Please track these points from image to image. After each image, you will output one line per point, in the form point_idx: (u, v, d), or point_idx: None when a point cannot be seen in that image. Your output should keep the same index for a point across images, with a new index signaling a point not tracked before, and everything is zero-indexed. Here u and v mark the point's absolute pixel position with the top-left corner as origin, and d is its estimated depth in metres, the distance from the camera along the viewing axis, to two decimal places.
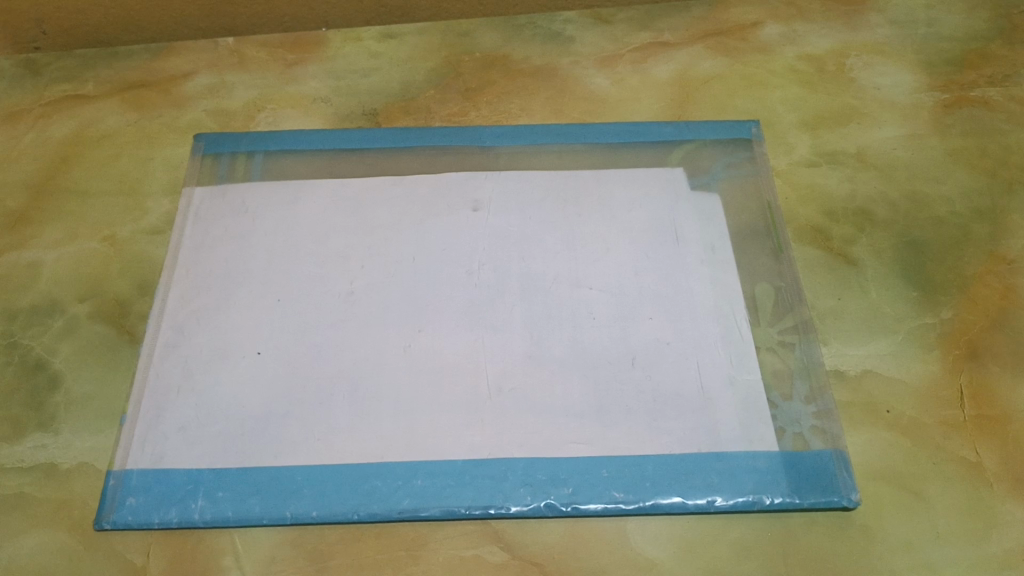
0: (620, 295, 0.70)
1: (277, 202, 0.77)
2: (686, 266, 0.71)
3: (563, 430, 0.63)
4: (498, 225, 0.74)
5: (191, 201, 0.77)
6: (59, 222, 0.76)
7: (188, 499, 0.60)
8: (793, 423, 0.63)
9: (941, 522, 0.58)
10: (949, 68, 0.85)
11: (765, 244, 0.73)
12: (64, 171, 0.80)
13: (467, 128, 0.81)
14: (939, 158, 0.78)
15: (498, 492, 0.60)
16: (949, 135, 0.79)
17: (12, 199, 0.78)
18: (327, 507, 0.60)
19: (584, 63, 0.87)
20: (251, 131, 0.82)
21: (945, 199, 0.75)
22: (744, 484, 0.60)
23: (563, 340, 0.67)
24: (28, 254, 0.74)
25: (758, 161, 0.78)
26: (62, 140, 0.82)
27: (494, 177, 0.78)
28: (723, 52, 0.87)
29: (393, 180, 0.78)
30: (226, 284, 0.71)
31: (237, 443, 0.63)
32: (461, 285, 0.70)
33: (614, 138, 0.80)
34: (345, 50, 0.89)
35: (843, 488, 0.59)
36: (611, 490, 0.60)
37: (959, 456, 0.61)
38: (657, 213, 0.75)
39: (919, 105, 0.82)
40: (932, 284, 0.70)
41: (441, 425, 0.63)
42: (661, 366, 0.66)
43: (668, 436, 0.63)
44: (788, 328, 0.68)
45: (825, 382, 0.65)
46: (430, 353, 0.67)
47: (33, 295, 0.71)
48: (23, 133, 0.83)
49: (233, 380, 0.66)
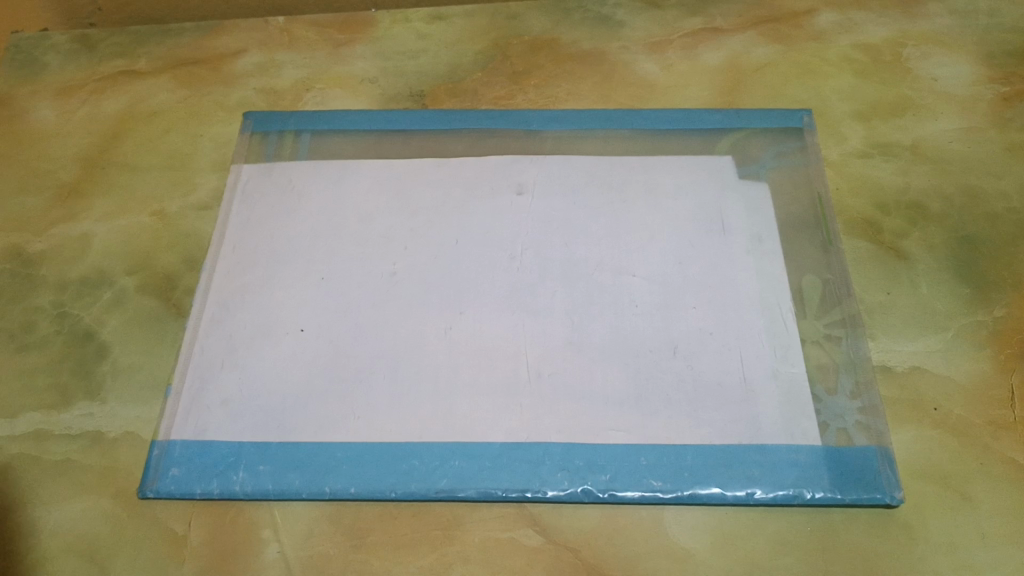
0: (664, 282, 0.69)
1: (323, 180, 0.77)
2: (731, 256, 0.70)
3: (602, 417, 0.62)
4: (542, 209, 0.74)
5: (238, 178, 0.77)
6: (111, 195, 0.77)
7: (228, 471, 0.61)
8: (838, 418, 0.62)
9: (986, 523, 0.57)
10: (1010, 60, 0.82)
11: (814, 235, 0.71)
12: (116, 146, 0.81)
13: (514, 111, 0.81)
14: (996, 152, 0.76)
15: (535, 476, 0.60)
16: (1009, 129, 0.77)
17: (65, 172, 0.79)
18: (365, 484, 0.60)
19: (634, 48, 0.86)
20: (299, 110, 0.82)
21: (1001, 194, 0.73)
22: (785, 477, 0.59)
23: (604, 327, 0.67)
24: (79, 227, 0.75)
25: (809, 151, 0.76)
26: (114, 115, 0.83)
27: (539, 162, 0.77)
28: (776, 39, 0.86)
29: (438, 162, 0.78)
30: (272, 261, 0.72)
31: (277, 419, 0.63)
32: (502, 269, 0.70)
33: (662, 125, 0.79)
34: (394, 31, 0.89)
35: (887, 485, 0.58)
36: (649, 479, 0.59)
37: (1007, 458, 0.59)
38: (702, 202, 0.74)
39: (978, 97, 0.80)
40: (985, 281, 0.68)
41: (479, 408, 0.63)
42: (703, 356, 0.65)
43: (708, 427, 0.62)
44: (836, 322, 0.66)
45: (872, 377, 0.63)
46: (470, 336, 0.66)
47: (83, 266, 0.73)
48: (77, 108, 0.84)
49: (275, 357, 0.67)
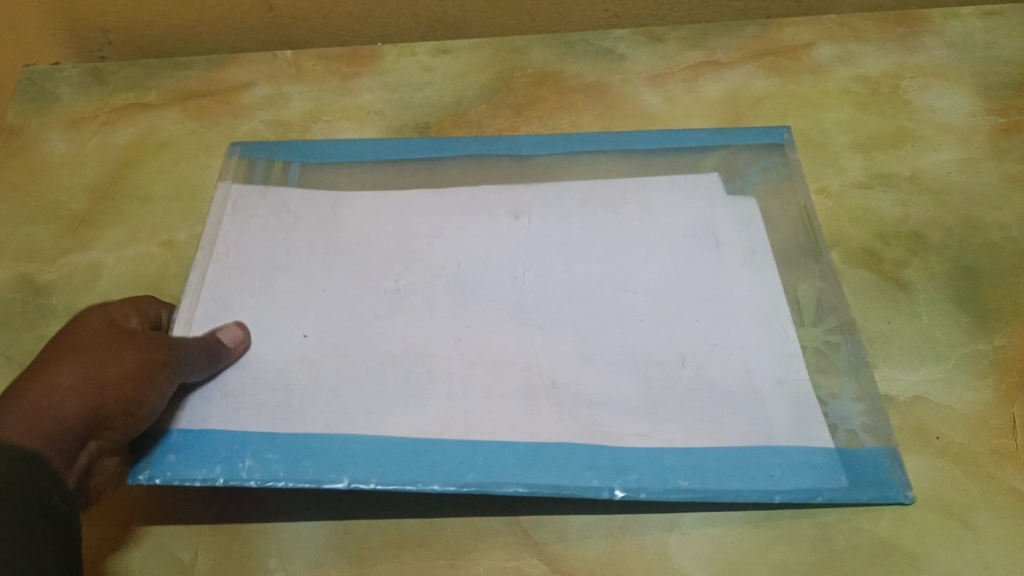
0: (663, 298, 0.70)
1: (320, 207, 0.78)
2: (727, 270, 0.72)
3: (619, 424, 0.63)
4: (539, 232, 0.75)
5: (228, 195, 0.78)
6: (120, 225, 0.78)
7: (234, 458, 0.61)
8: (843, 420, 0.63)
9: (990, 552, 0.57)
10: (1007, 92, 0.84)
11: (804, 245, 0.73)
12: (126, 177, 0.82)
13: (505, 136, 0.82)
14: (995, 183, 0.77)
15: (566, 474, 0.60)
16: (1007, 160, 0.78)
17: (76, 203, 0.80)
18: (384, 476, 0.59)
19: (636, 80, 0.87)
20: (295, 141, 0.83)
21: (1001, 225, 0.74)
22: (803, 478, 0.60)
23: (613, 344, 0.67)
24: (88, 256, 0.76)
25: (792, 167, 0.78)
26: (125, 146, 0.85)
27: (532, 188, 0.78)
28: (775, 72, 0.87)
29: (434, 192, 0.79)
30: (270, 274, 0.73)
31: (285, 405, 0.64)
32: (505, 288, 0.71)
33: (644, 145, 0.81)
34: (400, 64, 0.90)
35: (898, 485, 0.60)
36: (677, 479, 0.60)
37: (1011, 487, 0.60)
38: (694, 220, 0.75)
39: (975, 128, 0.81)
40: (985, 310, 0.69)
41: (495, 411, 0.64)
42: (710, 367, 0.66)
43: (722, 433, 0.62)
44: (833, 328, 0.68)
45: (873, 386, 0.64)
46: (481, 347, 0.67)
47: (93, 295, 0.73)
48: (88, 139, 0.85)
49: (278, 360, 0.67)
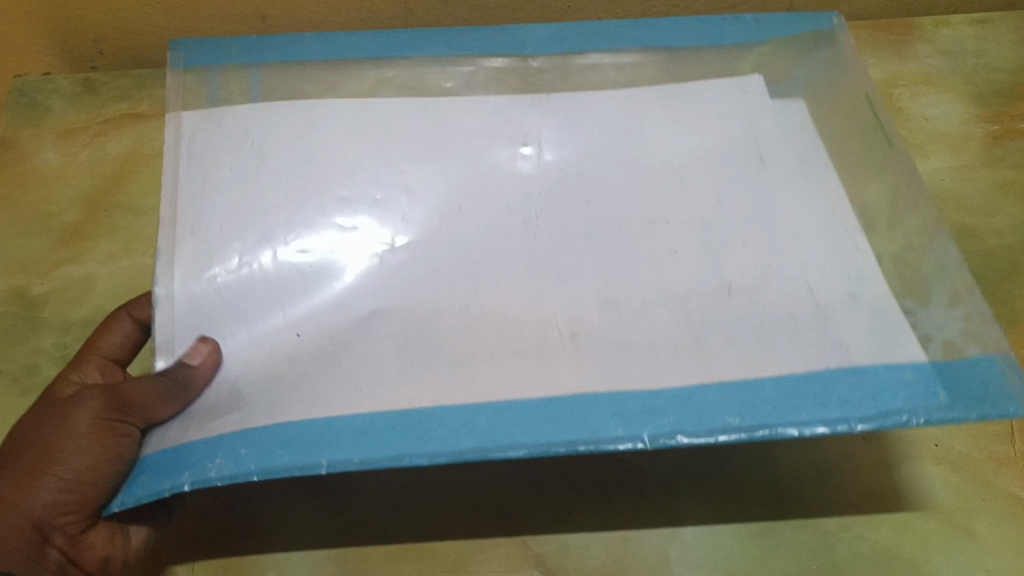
0: (705, 223, 0.59)
1: (291, 128, 0.64)
2: (775, 185, 0.61)
3: (652, 363, 0.51)
4: (557, 164, 0.63)
5: (180, 132, 0.63)
6: (113, 238, 0.78)
7: (203, 458, 0.48)
8: (937, 330, 0.54)
9: (991, 559, 0.57)
10: (998, 99, 0.84)
11: (870, 141, 0.65)
12: (118, 189, 0.82)
13: (514, 28, 0.72)
14: (988, 190, 0.77)
15: (583, 426, 0.48)
16: (999, 168, 0.79)
17: (68, 215, 0.80)
18: (373, 452, 0.47)
19: None
20: (244, 38, 0.71)
21: (995, 231, 0.74)
22: (891, 402, 0.49)
23: (644, 279, 0.56)
24: (82, 268, 0.76)
25: (843, 53, 0.70)
26: (116, 158, 0.84)
27: (544, 102, 0.67)
28: None
29: (427, 102, 0.67)
30: (244, 193, 0.60)
31: (273, 391, 0.51)
32: (516, 234, 0.59)
33: (679, 39, 0.72)
34: None
35: (1018, 398, 0.49)
36: (725, 416, 0.49)
37: (1009, 493, 0.60)
38: (736, 132, 0.64)
39: (968, 135, 0.81)
40: None
41: (504, 372, 0.51)
42: (764, 291, 0.55)
43: (785, 356, 0.52)
44: (914, 232, 0.60)
45: (968, 282, 0.56)
46: (490, 311, 0.55)
47: (87, 308, 0.73)
48: (80, 150, 0.84)
49: (253, 332, 0.54)
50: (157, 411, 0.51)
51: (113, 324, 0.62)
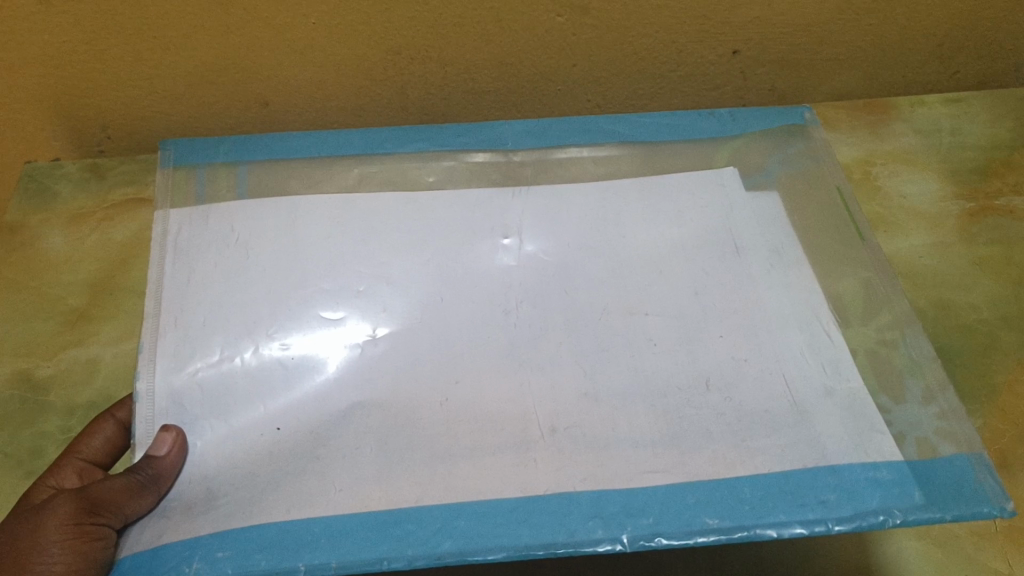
0: (680, 316, 0.61)
1: (269, 228, 0.67)
2: (751, 276, 0.64)
3: (633, 462, 0.53)
4: (536, 258, 0.65)
5: (167, 232, 0.67)
6: (116, 322, 0.80)
7: (180, 562, 0.49)
8: (913, 427, 0.56)
9: None
10: (974, 176, 0.87)
11: (844, 232, 0.69)
12: (123, 273, 0.84)
13: (491, 128, 0.75)
14: (965, 267, 0.80)
15: (562, 528, 0.50)
16: (975, 244, 0.82)
17: (74, 298, 0.82)
18: (349, 555, 0.49)
19: None
20: (232, 141, 0.75)
21: (972, 306, 0.77)
22: (866, 500, 0.51)
23: (621, 373, 0.58)
24: (85, 351, 0.78)
25: (816, 151, 0.75)
26: (123, 241, 0.87)
27: (523, 196, 0.70)
28: None
29: (405, 199, 0.70)
30: (232, 297, 0.62)
31: (249, 489, 0.53)
32: (497, 325, 0.61)
33: (652, 134, 0.76)
34: None
35: (992, 496, 0.51)
36: (704, 517, 0.50)
37: (991, 567, 0.61)
38: (706, 224, 0.68)
39: (945, 213, 0.84)
40: (961, 392, 0.71)
41: (487, 466, 0.53)
42: (741, 387, 0.57)
43: (762, 455, 0.53)
44: (885, 326, 0.62)
45: (941, 379, 0.58)
46: (469, 405, 0.56)
47: (90, 391, 0.76)
48: (87, 235, 0.87)
49: (231, 426, 0.56)
50: (130, 506, 0.52)
51: (96, 429, 0.64)
